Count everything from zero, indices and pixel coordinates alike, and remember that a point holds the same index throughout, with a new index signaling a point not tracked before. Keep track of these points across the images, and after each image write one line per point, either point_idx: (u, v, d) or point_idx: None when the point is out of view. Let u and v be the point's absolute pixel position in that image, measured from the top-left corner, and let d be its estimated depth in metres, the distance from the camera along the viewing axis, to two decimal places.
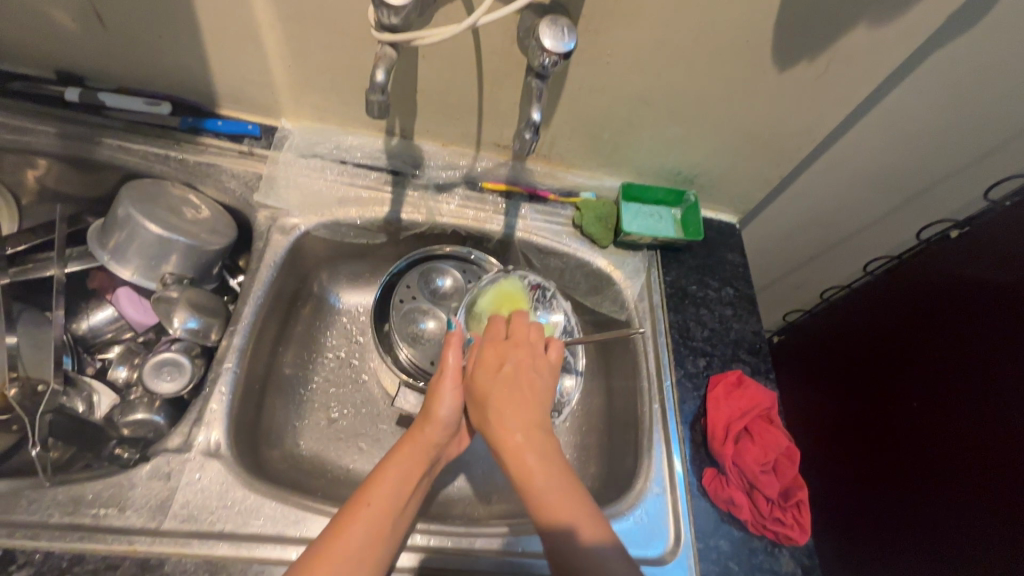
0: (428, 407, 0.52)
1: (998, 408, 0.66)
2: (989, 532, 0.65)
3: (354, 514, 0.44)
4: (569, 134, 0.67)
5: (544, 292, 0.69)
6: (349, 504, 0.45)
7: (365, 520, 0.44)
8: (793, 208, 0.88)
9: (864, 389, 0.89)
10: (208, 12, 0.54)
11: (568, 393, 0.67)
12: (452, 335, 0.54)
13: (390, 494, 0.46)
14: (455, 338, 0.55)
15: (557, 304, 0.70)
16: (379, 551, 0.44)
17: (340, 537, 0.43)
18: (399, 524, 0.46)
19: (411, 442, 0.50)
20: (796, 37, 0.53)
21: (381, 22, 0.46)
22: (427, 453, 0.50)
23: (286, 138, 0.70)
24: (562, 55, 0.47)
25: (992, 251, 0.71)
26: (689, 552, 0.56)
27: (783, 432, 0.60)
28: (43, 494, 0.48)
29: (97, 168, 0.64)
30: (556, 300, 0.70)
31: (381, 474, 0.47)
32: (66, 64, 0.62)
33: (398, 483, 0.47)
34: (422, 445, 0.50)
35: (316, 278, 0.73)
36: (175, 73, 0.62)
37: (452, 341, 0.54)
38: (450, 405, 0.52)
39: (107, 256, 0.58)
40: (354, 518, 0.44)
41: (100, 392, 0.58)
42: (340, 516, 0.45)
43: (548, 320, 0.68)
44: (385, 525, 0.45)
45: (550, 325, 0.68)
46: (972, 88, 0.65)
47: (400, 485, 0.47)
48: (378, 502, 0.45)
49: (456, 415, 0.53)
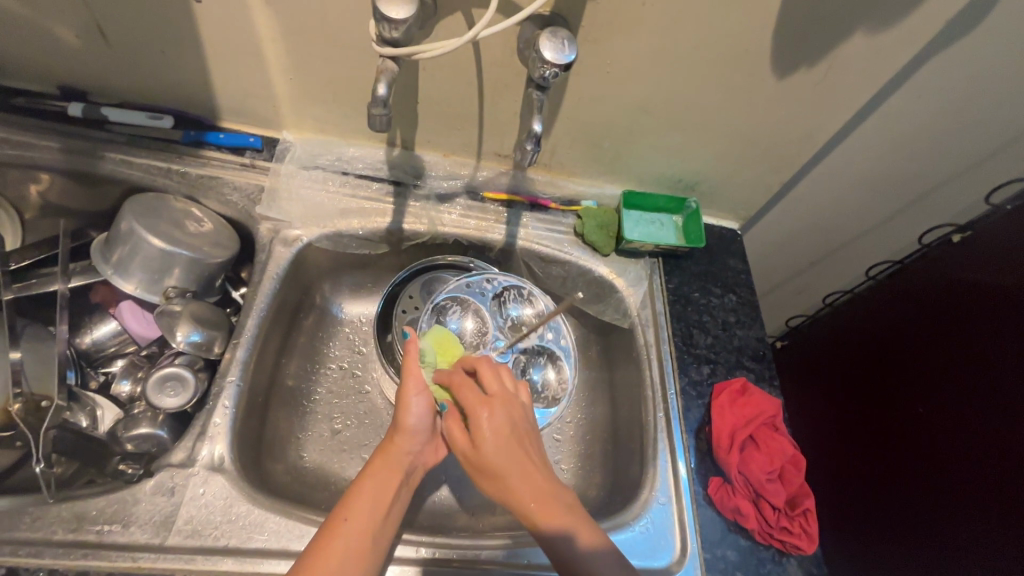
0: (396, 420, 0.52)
1: (1004, 414, 0.65)
2: (995, 539, 0.64)
3: (334, 532, 0.44)
4: (570, 144, 0.67)
5: (518, 290, 0.70)
6: (329, 520, 0.45)
7: (346, 538, 0.44)
8: (795, 213, 0.88)
9: (869, 394, 0.89)
10: (211, 28, 0.54)
11: (560, 385, 0.66)
12: (409, 345, 0.54)
13: (369, 507, 0.46)
14: (414, 352, 0.54)
15: (535, 297, 0.70)
16: (364, 564, 0.44)
17: (322, 556, 0.42)
18: (382, 535, 0.46)
19: (383, 455, 0.50)
20: (795, 45, 0.53)
21: (383, 36, 0.46)
22: (401, 461, 0.50)
23: (288, 150, 0.70)
24: (563, 66, 0.47)
25: (996, 255, 0.71)
26: (696, 562, 0.56)
27: (789, 439, 0.60)
28: (47, 511, 0.48)
29: (99, 182, 0.64)
30: (533, 294, 0.70)
31: (357, 488, 0.47)
32: (69, 80, 0.62)
33: (375, 496, 0.47)
34: (394, 455, 0.50)
35: (318, 289, 0.73)
36: (178, 88, 0.63)
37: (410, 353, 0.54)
38: (420, 412, 0.52)
39: (111, 270, 0.59)
40: (336, 534, 0.44)
41: (103, 406, 0.58)
42: (322, 533, 0.45)
43: (523, 314, 0.70)
44: (366, 538, 0.45)
45: (528, 321, 0.69)
46: (971, 93, 0.66)
47: (377, 499, 0.47)
48: (356, 517, 0.45)
49: (427, 422, 0.53)
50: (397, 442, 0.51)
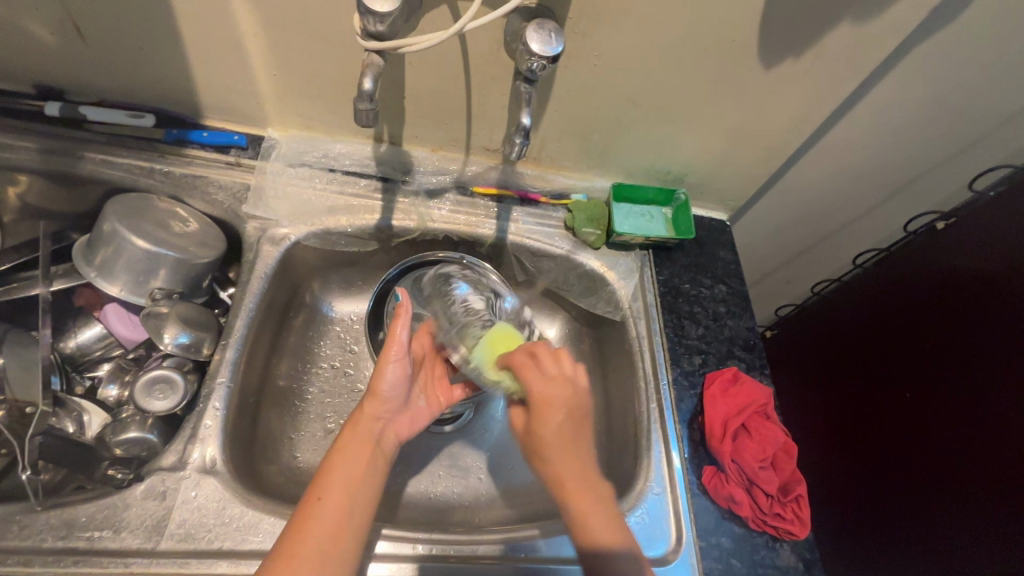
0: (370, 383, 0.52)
1: (986, 395, 0.67)
2: (979, 518, 0.66)
3: (309, 512, 0.44)
4: (559, 137, 0.67)
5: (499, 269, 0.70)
6: (303, 503, 0.45)
7: (324, 511, 0.45)
8: (782, 203, 0.89)
9: (856, 381, 0.90)
10: (191, 23, 0.53)
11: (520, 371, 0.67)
12: (401, 310, 0.52)
13: (341, 483, 0.46)
14: (402, 312, 0.53)
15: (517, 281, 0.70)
16: (346, 536, 0.45)
17: (300, 533, 0.43)
18: (363, 512, 0.46)
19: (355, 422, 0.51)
20: (780, 36, 0.53)
21: (368, 30, 0.46)
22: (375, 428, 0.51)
23: (273, 147, 0.69)
24: (550, 59, 0.46)
25: (982, 241, 0.72)
26: (692, 551, 0.56)
27: (781, 427, 0.61)
28: (35, 519, 0.47)
29: (80, 182, 0.63)
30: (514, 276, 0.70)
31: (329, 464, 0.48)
32: (45, 79, 0.61)
33: (349, 469, 0.48)
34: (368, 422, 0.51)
35: (308, 288, 0.72)
36: (158, 86, 0.62)
37: (401, 314, 0.52)
38: (394, 375, 0.52)
39: (93, 273, 0.58)
40: (309, 517, 0.44)
41: (90, 411, 0.56)
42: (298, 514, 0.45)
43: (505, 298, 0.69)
44: (343, 512, 0.45)
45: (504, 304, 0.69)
46: (955, 80, 0.66)
47: (350, 470, 0.48)
48: (331, 493, 0.46)
49: (400, 387, 0.53)
50: (364, 418, 0.51)
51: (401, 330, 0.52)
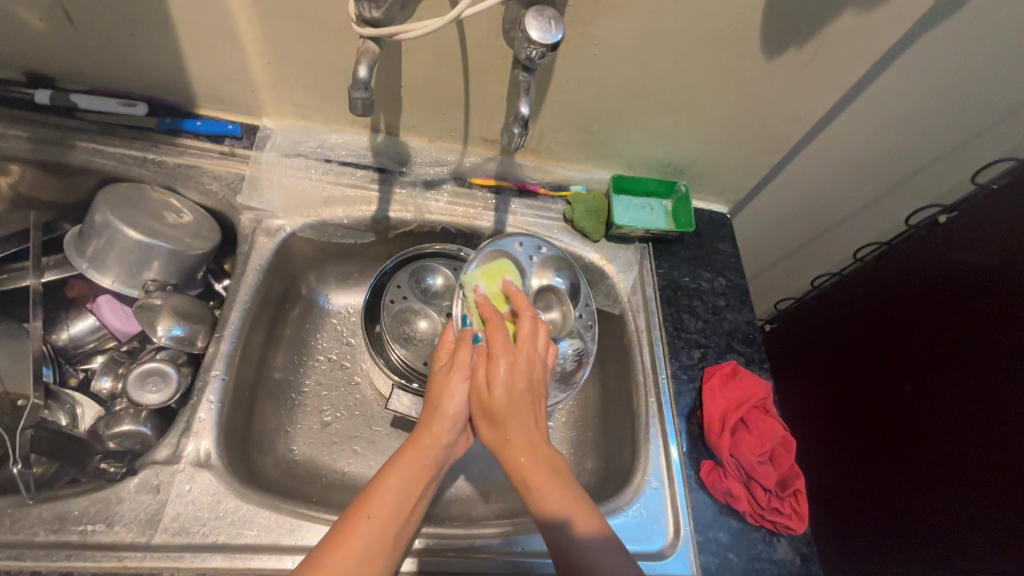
0: (435, 402, 0.51)
1: (986, 394, 0.67)
2: (977, 515, 0.66)
3: (354, 525, 0.42)
4: (558, 128, 0.66)
5: None
6: (346, 515, 0.43)
7: (369, 532, 0.42)
8: (783, 197, 0.88)
9: (854, 376, 0.90)
10: (183, 9, 0.52)
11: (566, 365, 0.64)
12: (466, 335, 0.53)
13: (392, 502, 0.44)
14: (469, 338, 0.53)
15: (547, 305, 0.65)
16: (383, 561, 0.42)
17: (341, 547, 0.41)
18: (404, 535, 0.45)
19: (415, 445, 0.48)
20: (784, 26, 0.52)
21: (363, 15, 0.45)
22: (436, 451, 0.49)
23: (268, 137, 0.68)
24: (549, 47, 0.45)
25: (984, 235, 0.71)
26: (689, 546, 0.56)
27: (780, 420, 0.61)
28: (26, 512, 0.47)
29: (72, 172, 0.62)
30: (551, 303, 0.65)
31: (383, 480, 0.45)
32: (36, 65, 0.60)
33: (401, 489, 0.45)
34: (427, 450, 0.48)
35: (304, 280, 0.72)
36: (150, 73, 0.60)
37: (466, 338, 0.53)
38: (461, 399, 0.51)
39: (86, 264, 0.57)
40: (353, 529, 0.42)
41: (84, 404, 0.56)
42: (340, 526, 0.43)
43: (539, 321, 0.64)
44: (388, 535, 0.43)
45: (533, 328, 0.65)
46: (960, 72, 0.65)
47: (403, 493, 0.45)
48: (379, 512, 0.43)
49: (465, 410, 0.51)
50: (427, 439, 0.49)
51: (467, 355, 0.52)
